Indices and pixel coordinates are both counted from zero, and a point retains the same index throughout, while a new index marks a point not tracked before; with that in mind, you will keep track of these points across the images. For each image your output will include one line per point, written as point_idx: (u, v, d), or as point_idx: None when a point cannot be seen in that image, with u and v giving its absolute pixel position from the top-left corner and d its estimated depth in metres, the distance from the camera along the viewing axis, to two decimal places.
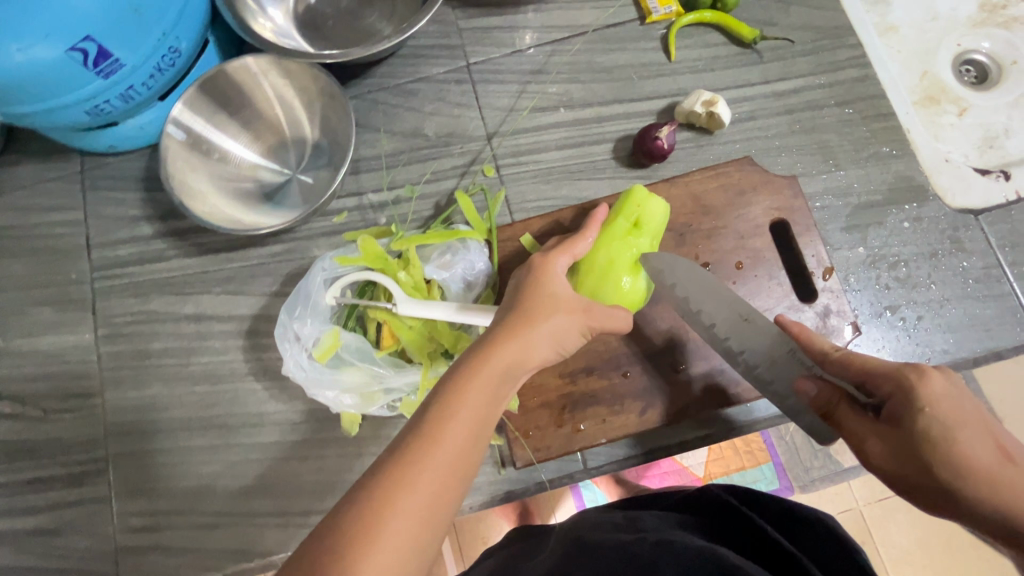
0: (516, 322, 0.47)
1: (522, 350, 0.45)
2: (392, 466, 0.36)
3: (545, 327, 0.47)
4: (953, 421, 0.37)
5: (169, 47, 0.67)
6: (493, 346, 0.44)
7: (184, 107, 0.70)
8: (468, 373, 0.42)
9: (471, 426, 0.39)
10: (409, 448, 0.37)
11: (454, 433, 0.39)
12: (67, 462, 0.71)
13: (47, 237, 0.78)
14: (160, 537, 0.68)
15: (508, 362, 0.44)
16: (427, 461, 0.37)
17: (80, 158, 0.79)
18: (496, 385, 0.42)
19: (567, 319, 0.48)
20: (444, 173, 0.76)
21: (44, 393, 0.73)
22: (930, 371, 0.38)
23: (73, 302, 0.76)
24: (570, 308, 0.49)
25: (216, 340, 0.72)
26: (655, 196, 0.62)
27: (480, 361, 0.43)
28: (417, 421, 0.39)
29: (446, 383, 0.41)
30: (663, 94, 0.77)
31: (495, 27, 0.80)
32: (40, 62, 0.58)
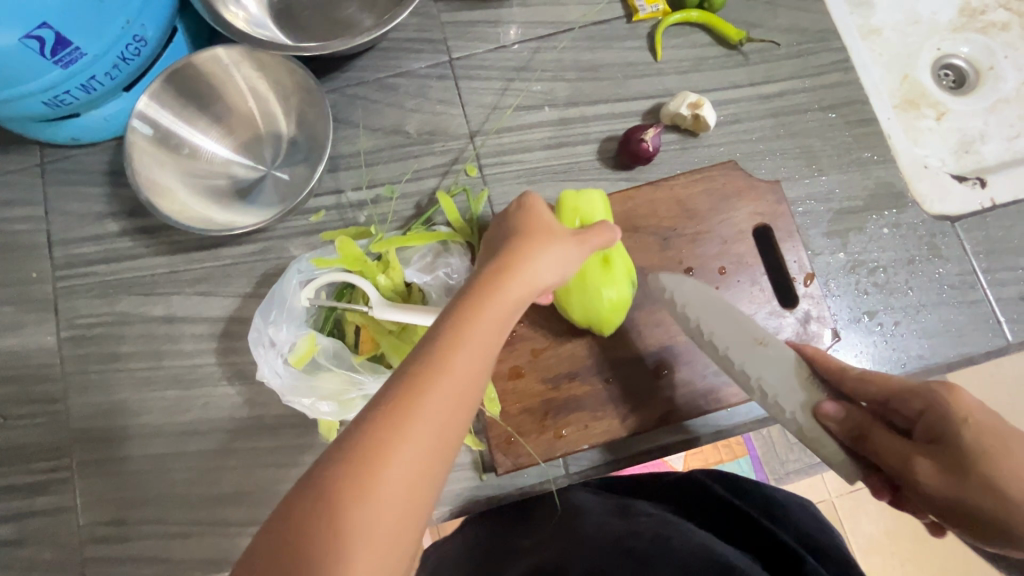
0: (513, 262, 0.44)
1: (523, 290, 0.42)
2: (399, 390, 0.34)
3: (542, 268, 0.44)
4: (996, 427, 0.40)
5: (134, 35, 0.63)
6: (496, 285, 0.41)
7: (151, 100, 0.66)
8: (469, 313, 0.38)
9: (485, 344, 0.38)
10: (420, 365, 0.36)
11: (465, 353, 0.36)
12: (30, 470, 0.68)
13: (5, 234, 0.74)
14: (130, 546, 0.66)
15: (509, 300, 0.41)
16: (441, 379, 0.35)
17: (40, 151, 0.75)
18: (507, 307, 0.40)
19: (563, 260, 0.46)
20: (425, 172, 0.74)
21: (3, 398, 0.70)
22: (959, 389, 0.43)
23: (34, 301, 0.72)
24: (566, 251, 0.46)
25: (187, 343, 0.70)
26: (584, 193, 0.64)
27: (481, 300, 0.39)
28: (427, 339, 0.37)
29: (445, 323, 0.38)
30: (649, 95, 0.76)
31: (479, 22, 0.78)
32: None
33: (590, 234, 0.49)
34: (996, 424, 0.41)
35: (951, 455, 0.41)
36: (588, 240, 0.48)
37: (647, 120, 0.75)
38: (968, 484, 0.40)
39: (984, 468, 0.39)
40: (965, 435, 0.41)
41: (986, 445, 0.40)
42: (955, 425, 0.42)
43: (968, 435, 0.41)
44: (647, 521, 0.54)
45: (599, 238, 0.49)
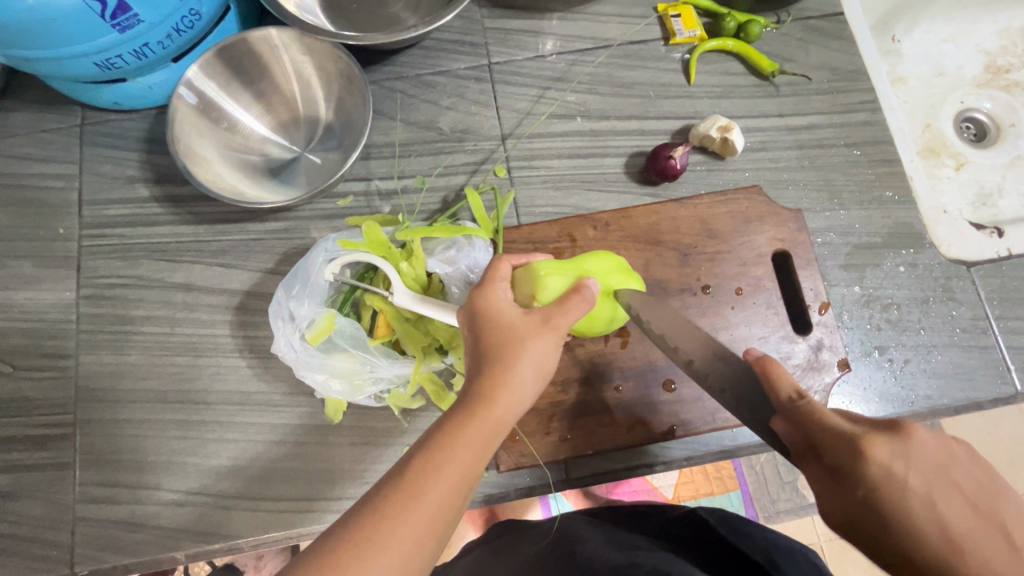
0: (480, 391, 0.43)
1: (490, 423, 0.42)
2: (370, 518, 0.36)
3: (509, 395, 0.44)
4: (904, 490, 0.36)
5: (190, 9, 0.65)
6: (453, 432, 0.40)
7: (199, 71, 0.68)
8: (422, 475, 0.38)
9: (456, 476, 0.38)
10: (390, 495, 0.37)
11: (433, 486, 0.37)
12: (33, 424, 0.67)
13: (36, 188, 0.75)
14: (122, 510, 0.65)
15: (475, 441, 0.41)
16: (407, 512, 0.36)
17: (82, 112, 0.77)
18: (483, 436, 0.41)
19: (531, 372, 0.45)
20: (455, 169, 0.75)
21: (16, 349, 0.70)
22: (873, 448, 0.37)
23: (57, 258, 0.73)
24: (536, 359, 0.45)
25: (203, 312, 0.70)
26: (547, 285, 0.56)
27: (444, 449, 0.39)
28: (404, 466, 0.39)
29: (400, 478, 0.38)
30: (679, 116, 0.77)
31: (519, 31, 0.80)
32: (55, 8, 0.56)
33: (557, 317, 0.48)
34: (909, 493, 0.36)
35: (855, 515, 0.37)
36: (561, 331, 0.48)
37: (676, 140, 0.76)
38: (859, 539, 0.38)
39: (871, 529, 0.36)
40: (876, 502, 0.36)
41: (885, 520, 0.36)
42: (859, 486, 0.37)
43: (866, 499, 0.37)
44: (644, 552, 0.52)
45: (574, 315, 0.49)
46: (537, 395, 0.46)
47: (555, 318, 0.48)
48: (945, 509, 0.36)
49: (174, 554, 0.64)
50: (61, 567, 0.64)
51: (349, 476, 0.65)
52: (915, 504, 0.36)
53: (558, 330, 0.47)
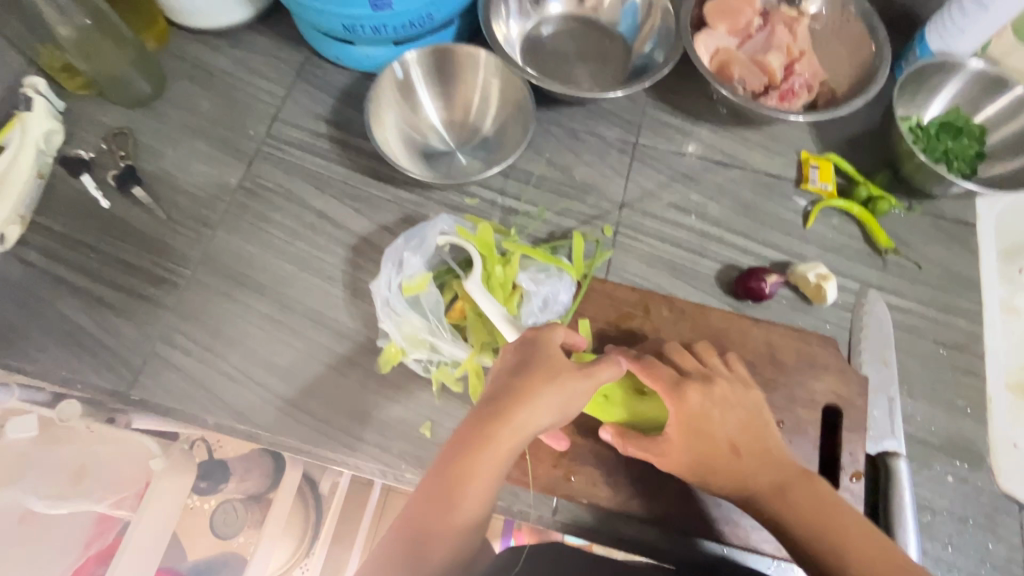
0: (498, 424, 0.53)
1: (505, 451, 0.53)
2: (411, 520, 0.52)
3: (524, 427, 0.53)
4: (691, 432, 0.60)
5: (426, 13, 0.81)
6: (472, 458, 0.52)
7: (415, 57, 0.83)
8: (448, 490, 0.52)
9: (476, 494, 0.52)
10: (427, 506, 0.52)
11: (458, 502, 0.52)
12: (159, 264, 0.79)
13: (249, 93, 0.91)
14: (189, 364, 0.75)
15: (487, 465, 0.52)
16: (436, 521, 0.52)
17: (307, 55, 0.94)
18: (499, 462, 0.53)
19: (552, 409, 0.54)
20: (571, 214, 0.84)
21: (174, 203, 0.83)
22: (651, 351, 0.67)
23: (236, 149, 0.87)
24: (562, 403, 0.55)
25: (322, 238, 0.81)
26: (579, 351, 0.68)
27: (460, 478, 0.52)
28: (440, 481, 0.53)
29: (434, 492, 0.52)
30: (785, 251, 0.82)
31: (672, 127, 0.90)
32: None
33: (590, 369, 0.57)
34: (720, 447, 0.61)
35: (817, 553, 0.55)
36: (588, 379, 0.56)
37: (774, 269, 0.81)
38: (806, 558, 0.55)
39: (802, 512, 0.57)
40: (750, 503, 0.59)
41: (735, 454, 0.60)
42: (667, 448, 0.61)
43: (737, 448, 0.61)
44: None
45: (607, 370, 0.58)
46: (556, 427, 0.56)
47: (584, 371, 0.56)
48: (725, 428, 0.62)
49: (208, 419, 0.72)
50: (123, 387, 0.73)
51: (372, 422, 0.71)
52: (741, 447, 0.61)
53: (587, 379, 0.56)
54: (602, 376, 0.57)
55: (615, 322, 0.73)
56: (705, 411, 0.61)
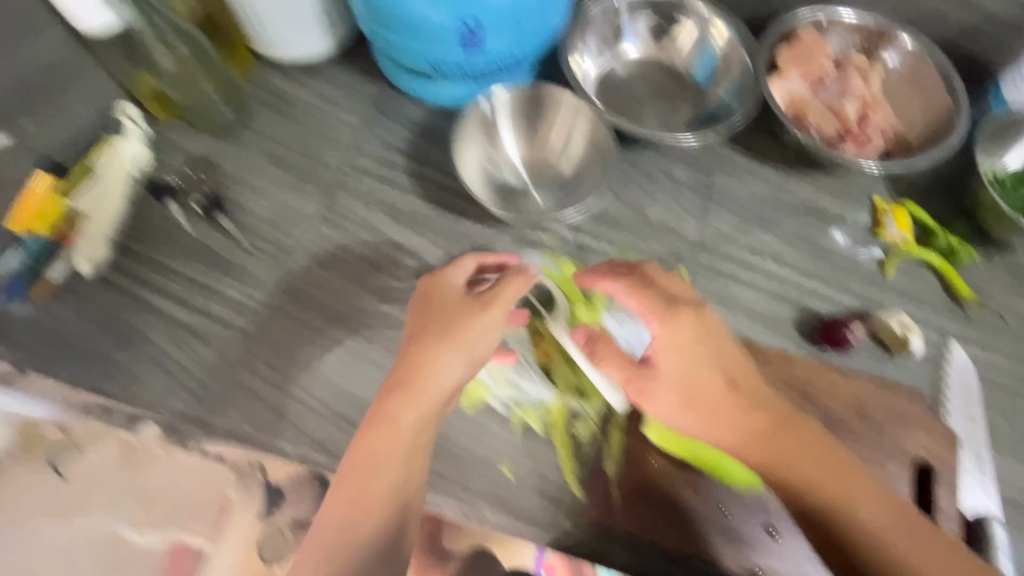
0: (412, 377, 0.67)
1: (413, 396, 0.67)
2: (354, 473, 0.65)
3: (429, 375, 0.67)
4: (682, 377, 0.63)
5: (513, 55, 0.84)
6: (384, 402, 0.67)
7: (502, 96, 0.86)
8: (395, 454, 0.65)
9: (401, 442, 0.66)
10: (366, 462, 0.65)
11: (389, 449, 0.65)
12: (243, 293, 0.81)
13: (329, 125, 0.93)
14: (275, 395, 0.76)
15: (412, 418, 0.66)
16: (380, 479, 0.64)
17: (384, 87, 0.96)
18: (420, 413, 0.67)
19: (457, 364, 0.68)
20: (646, 254, 0.84)
21: (257, 232, 0.85)
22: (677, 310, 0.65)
23: (317, 181, 0.89)
24: (464, 355, 0.68)
25: (401, 271, 0.82)
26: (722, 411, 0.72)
27: (384, 431, 0.66)
28: (386, 445, 0.65)
29: (372, 447, 0.65)
30: (864, 298, 0.81)
31: (744, 170, 0.91)
32: (438, 21, 0.77)
33: (486, 301, 0.69)
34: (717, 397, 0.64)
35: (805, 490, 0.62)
36: (482, 319, 0.69)
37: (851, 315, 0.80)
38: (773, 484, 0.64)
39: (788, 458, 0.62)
40: (751, 458, 0.63)
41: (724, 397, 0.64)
42: (652, 387, 0.64)
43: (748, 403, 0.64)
44: None
45: (509, 293, 0.70)
46: (465, 376, 0.69)
47: (481, 312, 0.69)
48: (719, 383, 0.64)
49: (294, 449, 0.74)
50: None
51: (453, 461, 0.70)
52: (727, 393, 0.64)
53: (481, 317, 0.69)
54: (498, 311, 0.70)
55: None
56: (682, 347, 0.64)
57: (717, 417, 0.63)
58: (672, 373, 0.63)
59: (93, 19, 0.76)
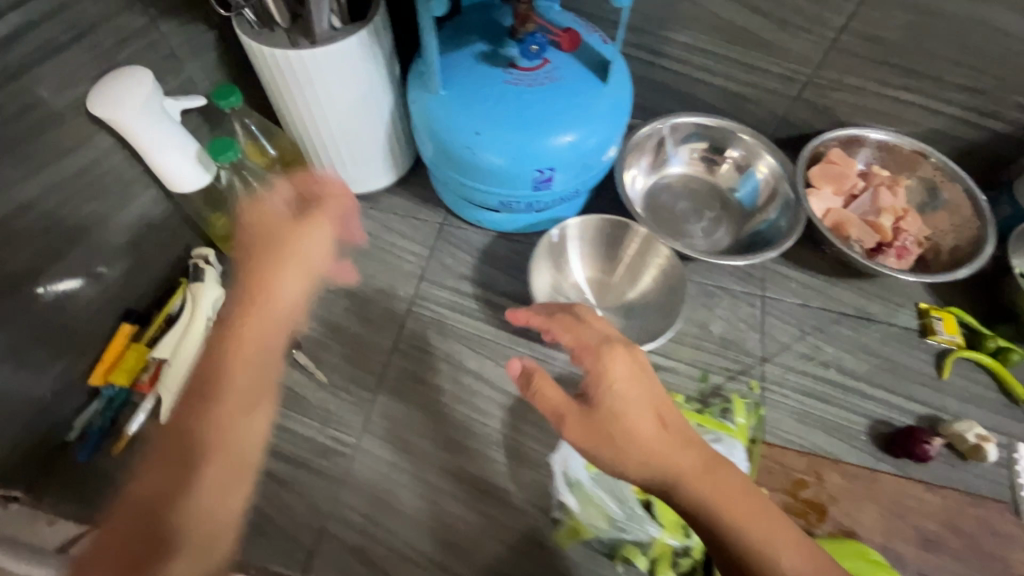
0: (255, 304, 0.67)
1: (267, 323, 0.67)
2: (164, 458, 0.57)
3: (269, 299, 0.67)
4: (624, 421, 0.57)
5: (575, 190, 0.89)
6: (232, 347, 0.64)
7: (573, 225, 0.90)
8: (208, 395, 0.61)
9: (240, 381, 0.63)
10: (185, 435, 0.58)
11: (220, 419, 0.60)
12: (325, 434, 0.81)
13: (395, 254, 0.97)
14: (365, 543, 0.73)
15: (244, 355, 0.64)
16: (186, 427, 0.59)
17: (445, 216, 1.02)
18: (260, 336, 0.66)
19: (293, 271, 0.69)
20: (716, 369, 0.86)
21: (334, 367, 0.86)
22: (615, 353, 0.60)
23: (389, 311, 0.91)
24: (296, 258, 0.69)
25: (481, 401, 0.84)
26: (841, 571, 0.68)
27: (212, 381, 0.62)
28: (202, 389, 0.62)
29: (195, 413, 0.60)
30: (929, 403, 0.85)
31: (793, 280, 0.96)
32: (509, 168, 0.82)
33: (313, 213, 0.71)
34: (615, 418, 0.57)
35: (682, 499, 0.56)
36: (317, 226, 0.71)
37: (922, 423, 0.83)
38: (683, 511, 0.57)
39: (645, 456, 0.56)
40: (669, 482, 0.56)
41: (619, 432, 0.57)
42: (583, 431, 0.58)
43: (630, 412, 0.57)
44: None
45: (332, 196, 0.74)
46: (302, 292, 0.69)
47: (309, 220, 0.71)
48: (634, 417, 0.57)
49: None
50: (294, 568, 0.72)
51: None
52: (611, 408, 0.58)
53: (314, 223, 0.71)
54: (329, 225, 0.72)
55: (791, 491, 0.75)
56: (633, 393, 0.58)
57: (646, 456, 0.56)
58: (637, 427, 0.57)
59: (190, 181, 0.77)
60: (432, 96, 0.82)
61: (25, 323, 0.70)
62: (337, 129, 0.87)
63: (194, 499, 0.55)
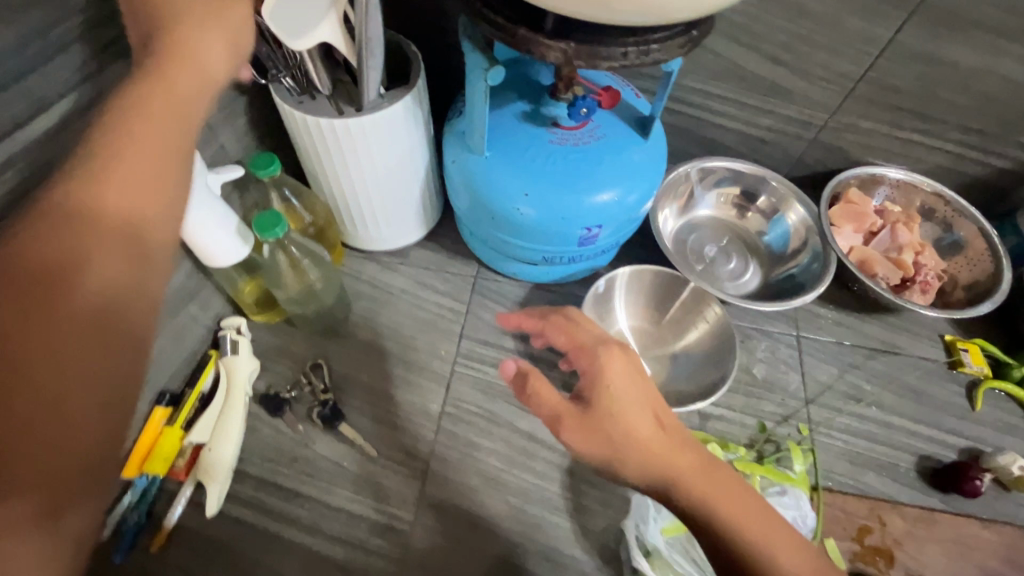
0: (154, 79, 0.41)
1: (174, 102, 0.41)
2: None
3: (193, 70, 0.43)
4: (620, 418, 0.57)
5: (614, 241, 0.89)
6: (125, 134, 0.38)
7: (620, 277, 0.89)
8: (80, 203, 0.36)
9: (142, 186, 0.38)
10: (31, 278, 0.33)
11: (115, 239, 0.36)
12: (378, 510, 0.78)
13: (431, 310, 0.95)
14: None
15: (150, 128, 0.39)
16: (33, 287, 0.33)
17: (478, 267, 1.00)
18: (170, 123, 0.40)
19: (212, 46, 0.44)
20: (765, 413, 0.87)
21: (382, 437, 0.83)
22: (611, 352, 0.62)
23: (432, 372, 0.89)
24: (224, 31, 0.45)
25: (538, 462, 0.82)
26: None
27: (89, 177, 0.36)
28: (66, 200, 0.35)
29: (59, 231, 0.35)
30: (966, 435, 0.88)
31: (825, 317, 0.98)
32: (554, 226, 0.82)
33: None
34: (608, 417, 0.58)
35: (675, 494, 0.56)
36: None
37: (964, 457, 0.85)
38: (677, 505, 0.57)
39: (640, 457, 0.56)
40: (662, 480, 0.56)
41: (609, 430, 0.57)
42: (577, 428, 0.58)
43: (620, 407, 0.58)
44: None
45: None
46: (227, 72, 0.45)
47: None
48: (629, 415, 0.58)
49: None
50: None
51: None
52: (607, 407, 0.58)
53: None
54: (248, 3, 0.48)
55: (857, 537, 0.77)
56: (628, 392, 0.59)
57: (643, 454, 0.56)
58: (633, 424, 0.57)
59: (229, 255, 0.73)
60: (475, 155, 0.82)
61: None
62: (374, 191, 0.85)
63: (84, 300, 0.34)
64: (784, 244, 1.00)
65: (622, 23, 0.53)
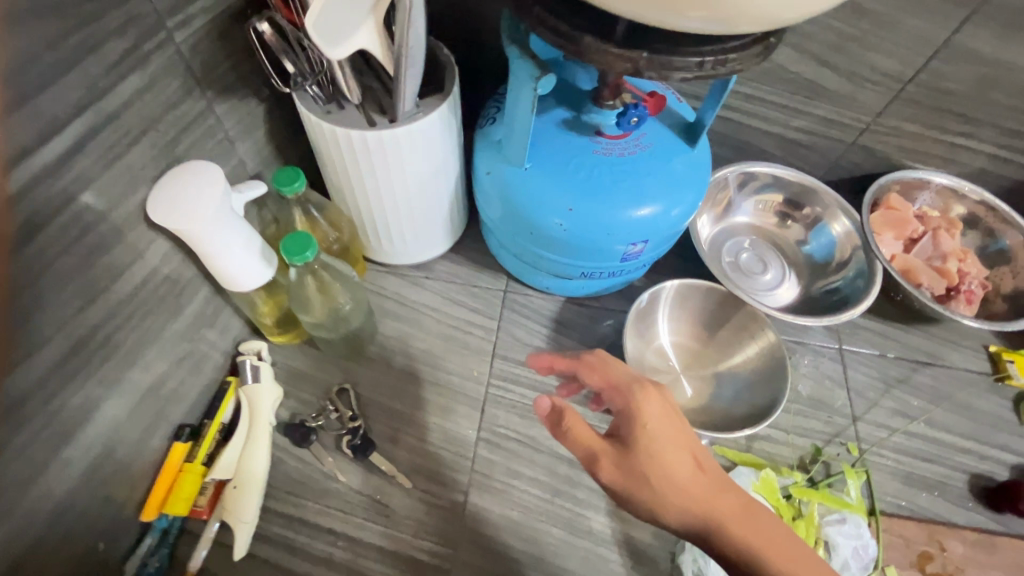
0: None
1: None
2: None
3: None
4: (661, 463, 0.53)
5: (655, 254, 0.84)
6: None
7: (667, 288, 0.86)
8: None
9: None
10: None
11: None
12: (416, 546, 0.73)
13: (460, 329, 0.90)
14: None
15: None
16: None
17: (507, 280, 0.95)
18: None
19: None
20: (812, 433, 0.84)
21: (417, 467, 0.78)
22: (649, 391, 0.57)
23: (466, 396, 0.84)
24: None
25: (581, 490, 0.78)
26: None
27: None
28: None
29: None
30: (1017, 452, 0.85)
31: (868, 329, 0.95)
32: (595, 242, 0.77)
33: None
34: (651, 463, 0.54)
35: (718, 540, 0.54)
36: None
37: (1016, 475, 0.83)
38: (719, 551, 0.54)
39: (683, 502, 0.53)
40: (706, 526, 0.53)
41: (652, 474, 0.54)
42: (619, 470, 0.54)
43: (662, 451, 0.54)
44: None
45: None
46: None
47: None
48: (671, 460, 0.54)
49: None
50: None
51: None
52: (649, 452, 0.54)
53: None
54: None
55: (918, 564, 0.76)
56: (671, 436, 0.55)
57: (688, 501, 0.53)
58: (675, 470, 0.54)
59: (252, 279, 0.68)
60: (512, 166, 0.77)
61: (81, 453, 0.59)
62: (401, 204, 0.79)
63: None
64: (827, 253, 0.97)
65: (685, 32, 0.48)
